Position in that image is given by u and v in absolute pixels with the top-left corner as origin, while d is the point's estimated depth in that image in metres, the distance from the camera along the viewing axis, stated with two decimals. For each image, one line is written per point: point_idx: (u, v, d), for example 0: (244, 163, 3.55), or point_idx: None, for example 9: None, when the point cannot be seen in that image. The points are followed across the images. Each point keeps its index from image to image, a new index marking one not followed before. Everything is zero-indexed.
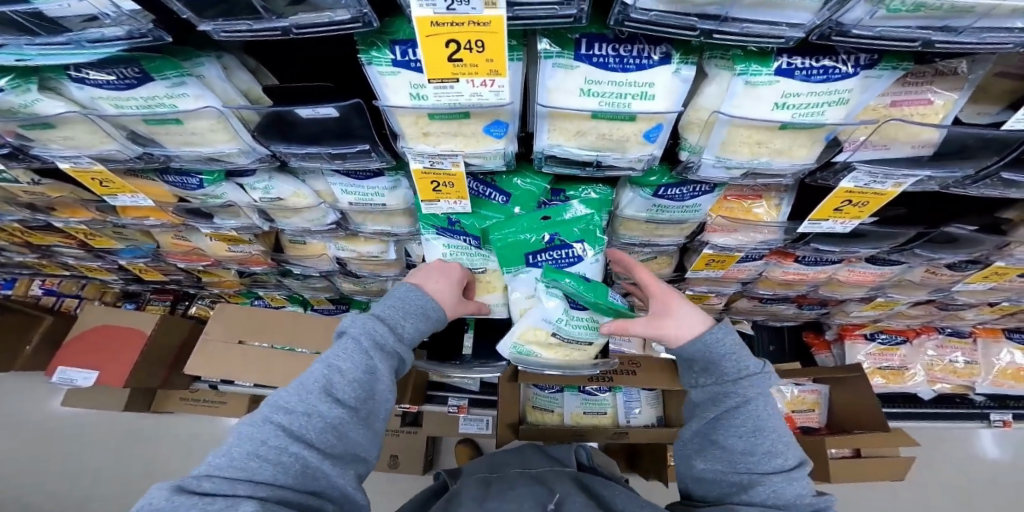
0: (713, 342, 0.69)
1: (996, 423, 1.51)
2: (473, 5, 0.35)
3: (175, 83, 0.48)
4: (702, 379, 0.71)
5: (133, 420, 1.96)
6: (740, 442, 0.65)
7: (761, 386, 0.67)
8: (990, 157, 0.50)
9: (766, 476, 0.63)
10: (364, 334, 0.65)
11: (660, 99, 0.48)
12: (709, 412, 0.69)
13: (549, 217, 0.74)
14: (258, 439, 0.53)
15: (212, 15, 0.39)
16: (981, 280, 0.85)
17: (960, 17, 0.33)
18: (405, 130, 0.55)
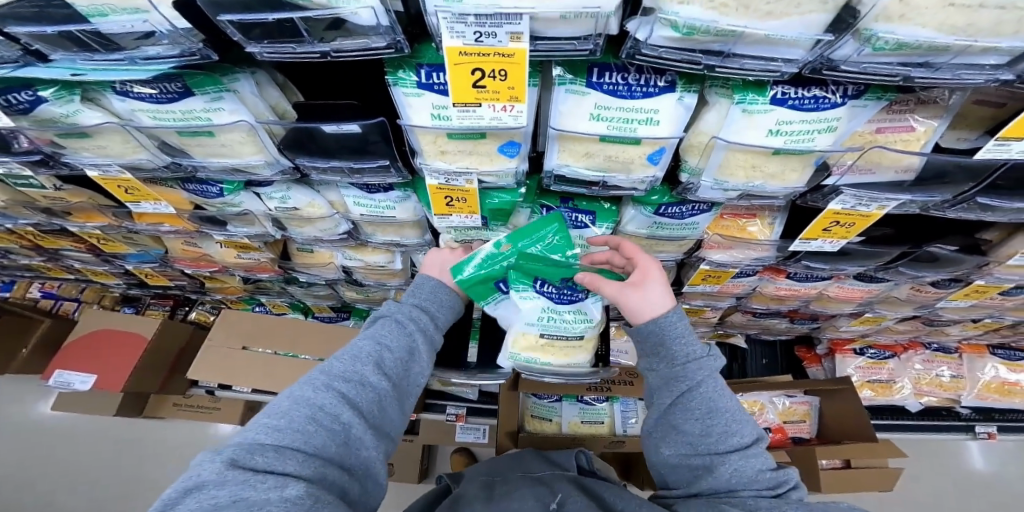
0: (669, 324, 0.70)
1: (981, 435, 1.57)
2: (500, 38, 0.39)
3: (213, 99, 0.51)
4: (656, 364, 0.71)
5: (120, 427, 1.92)
6: (697, 425, 0.67)
7: (709, 366, 0.69)
8: (968, 182, 0.54)
9: (725, 455, 0.65)
10: (407, 318, 0.72)
11: (664, 124, 0.52)
12: (665, 398, 0.70)
13: (507, 247, 0.76)
14: (317, 404, 0.56)
15: (258, 36, 0.42)
16: (963, 297, 0.89)
17: (937, 55, 0.37)
18: (424, 148, 0.58)
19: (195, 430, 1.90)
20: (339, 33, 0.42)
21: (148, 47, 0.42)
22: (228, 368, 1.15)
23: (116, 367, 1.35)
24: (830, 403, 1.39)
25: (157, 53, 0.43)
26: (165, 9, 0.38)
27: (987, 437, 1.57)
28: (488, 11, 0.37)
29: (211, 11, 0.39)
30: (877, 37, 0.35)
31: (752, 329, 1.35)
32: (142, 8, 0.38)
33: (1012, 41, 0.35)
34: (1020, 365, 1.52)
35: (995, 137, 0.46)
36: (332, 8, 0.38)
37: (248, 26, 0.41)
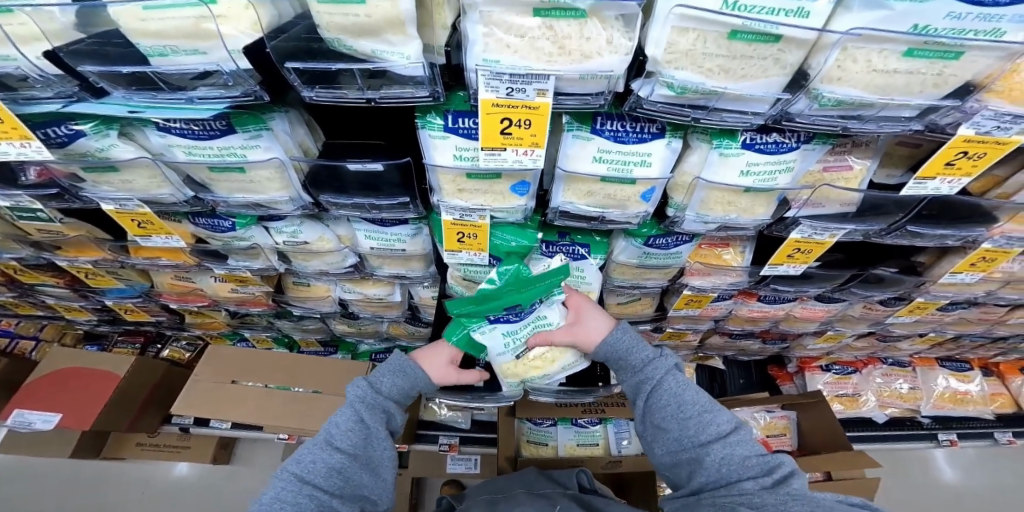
0: (615, 339, 0.83)
1: (945, 442, 1.68)
2: (529, 93, 0.47)
3: (252, 136, 0.54)
4: (624, 375, 0.83)
5: (57, 482, 1.71)
6: (673, 420, 0.74)
7: (665, 365, 0.80)
8: (898, 212, 0.65)
9: (708, 444, 0.70)
10: (352, 393, 0.78)
11: (655, 165, 0.61)
12: (641, 402, 0.80)
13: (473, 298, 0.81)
14: (279, 487, 0.66)
15: (309, 81, 0.46)
16: (908, 313, 1.01)
17: (866, 110, 0.47)
18: (443, 186, 0.64)
19: (151, 475, 1.73)
20: (383, 82, 0.46)
21: (197, 86, 0.45)
22: (215, 402, 1.14)
23: (87, 404, 1.31)
24: (806, 417, 1.47)
25: (211, 92, 0.46)
26: (230, 50, 0.41)
27: (950, 444, 1.67)
28: (520, 71, 0.45)
29: (265, 59, 0.44)
30: (823, 95, 0.45)
31: (729, 350, 1.44)
32: (202, 49, 0.42)
33: (921, 99, 0.44)
34: (966, 376, 1.70)
35: (914, 176, 0.57)
36: (377, 58, 0.43)
37: (303, 72, 0.45)
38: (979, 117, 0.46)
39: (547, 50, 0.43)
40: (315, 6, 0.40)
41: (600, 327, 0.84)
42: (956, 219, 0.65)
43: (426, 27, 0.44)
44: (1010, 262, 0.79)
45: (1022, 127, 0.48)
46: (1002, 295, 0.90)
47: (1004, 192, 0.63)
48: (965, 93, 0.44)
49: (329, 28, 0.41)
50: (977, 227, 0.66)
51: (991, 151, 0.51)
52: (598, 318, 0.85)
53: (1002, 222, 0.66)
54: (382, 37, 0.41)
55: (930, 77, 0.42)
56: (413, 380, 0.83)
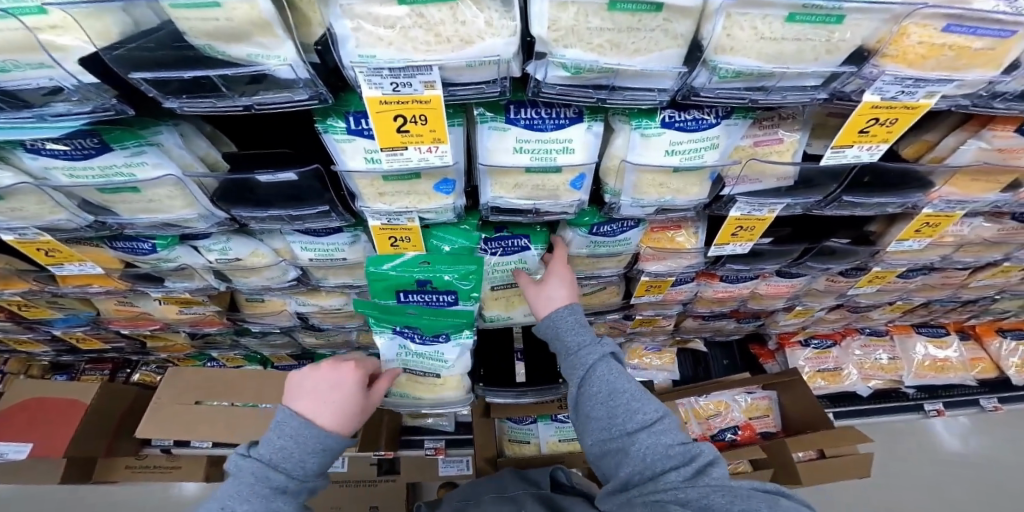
0: (558, 318, 0.78)
1: (931, 412, 1.72)
2: (415, 87, 0.43)
3: (133, 153, 0.51)
4: (559, 360, 0.78)
5: (46, 494, 1.72)
6: (603, 408, 0.70)
7: (599, 351, 0.74)
8: (831, 183, 0.63)
9: (634, 433, 0.67)
10: (252, 482, 0.61)
11: (579, 151, 0.58)
12: (573, 390, 0.74)
13: (427, 262, 0.76)
14: None
15: (176, 92, 0.42)
16: (869, 284, 0.99)
17: (768, 80, 0.44)
18: (362, 191, 0.61)
19: (134, 496, 1.71)
20: (262, 88, 0.43)
21: (57, 103, 0.42)
22: (181, 425, 1.12)
23: (59, 433, 1.30)
24: (786, 397, 1.46)
25: (65, 109, 0.43)
26: (71, 65, 0.39)
27: (936, 414, 1.71)
28: (400, 65, 0.41)
29: (115, 69, 0.40)
30: (720, 67, 0.42)
31: (705, 332, 1.41)
32: (47, 64, 0.39)
33: (817, 67, 0.41)
34: (944, 341, 1.69)
35: (832, 146, 0.54)
36: (253, 63, 0.40)
37: (163, 82, 0.41)
38: (879, 83, 0.43)
39: (423, 40, 0.40)
40: (170, 12, 0.36)
41: (557, 298, 0.79)
42: (892, 186, 0.63)
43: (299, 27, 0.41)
44: (957, 225, 0.77)
45: (927, 92, 0.44)
46: (957, 260, 0.88)
47: (936, 156, 0.59)
48: (860, 59, 0.41)
49: (194, 34, 0.37)
50: (914, 194, 0.63)
51: (903, 116, 0.48)
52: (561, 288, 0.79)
53: (938, 186, 0.64)
54: (251, 40, 0.38)
55: (819, 43, 0.39)
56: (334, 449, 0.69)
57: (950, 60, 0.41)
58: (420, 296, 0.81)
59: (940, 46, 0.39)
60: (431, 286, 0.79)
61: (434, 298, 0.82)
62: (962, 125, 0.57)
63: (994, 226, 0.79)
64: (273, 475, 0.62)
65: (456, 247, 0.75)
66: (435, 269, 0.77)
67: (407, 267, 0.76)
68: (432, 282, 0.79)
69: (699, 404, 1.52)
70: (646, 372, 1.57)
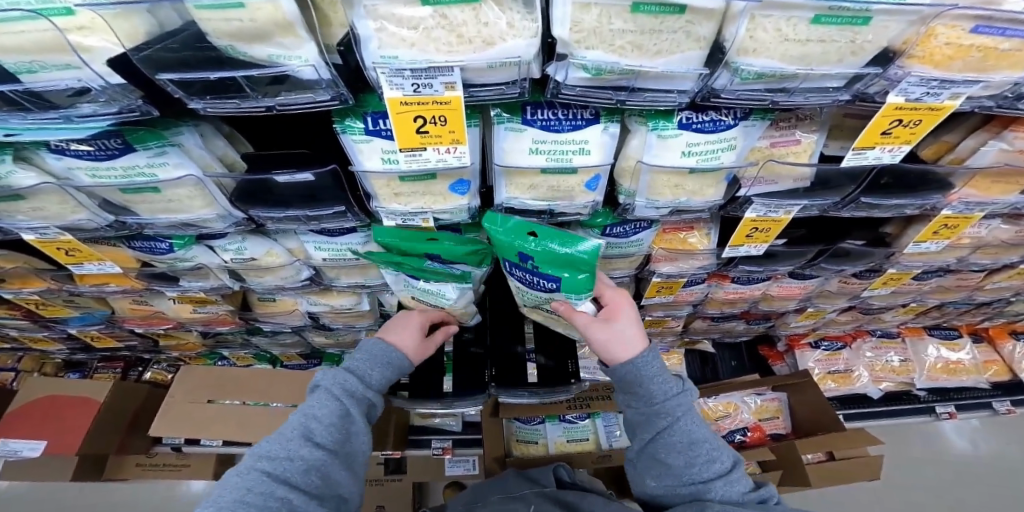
0: (643, 364, 0.74)
1: (943, 415, 1.68)
2: (436, 88, 0.43)
3: (155, 153, 0.51)
4: (635, 402, 0.76)
5: (60, 490, 1.74)
6: (681, 457, 0.72)
7: (684, 401, 0.74)
8: (849, 184, 0.62)
9: (711, 481, 0.71)
10: (337, 386, 0.72)
11: (595, 153, 0.58)
12: (648, 433, 0.76)
13: (434, 238, 0.73)
14: (245, 487, 0.60)
15: (199, 92, 0.43)
16: (882, 286, 0.99)
17: (791, 81, 0.44)
18: (379, 192, 0.61)
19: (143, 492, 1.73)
20: (284, 88, 0.43)
21: (83, 104, 0.43)
22: (193, 423, 1.13)
23: (71, 431, 1.32)
24: (797, 399, 1.45)
25: (92, 110, 0.43)
26: (97, 65, 0.39)
27: (947, 417, 1.68)
28: (422, 66, 0.41)
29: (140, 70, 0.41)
30: (741, 69, 0.42)
31: (715, 333, 1.41)
32: (72, 64, 0.39)
33: (840, 68, 0.41)
34: (956, 344, 1.67)
35: (852, 147, 0.53)
36: (275, 64, 0.40)
37: (188, 83, 0.41)
38: (904, 83, 0.42)
39: (445, 41, 0.40)
40: (195, 13, 0.36)
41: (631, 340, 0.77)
42: (911, 187, 0.62)
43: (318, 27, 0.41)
44: (974, 227, 0.76)
45: (953, 93, 0.44)
46: (974, 262, 0.88)
47: (955, 157, 0.59)
48: (884, 61, 0.41)
49: (217, 35, 0.38)
50: (933, 195, 0.63)
51: (927, 118, 0.48)
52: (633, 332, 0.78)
53: (958, 188, 0.63)
54: (274, 41, 0.38)
55: (843, 45, 0.39)
56: (400, 370, 0.82)
57: (977, 62, 0.40)
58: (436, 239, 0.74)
59: (968, 47, 0.39)
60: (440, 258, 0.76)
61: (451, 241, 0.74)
62: (983, 126, 0.56)
63: (1011, 228, 0.78)
64: (346, 375, 0.74)
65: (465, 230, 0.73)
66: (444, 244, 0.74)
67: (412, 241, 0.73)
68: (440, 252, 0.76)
69: (707, 406, 1.51)
70: None
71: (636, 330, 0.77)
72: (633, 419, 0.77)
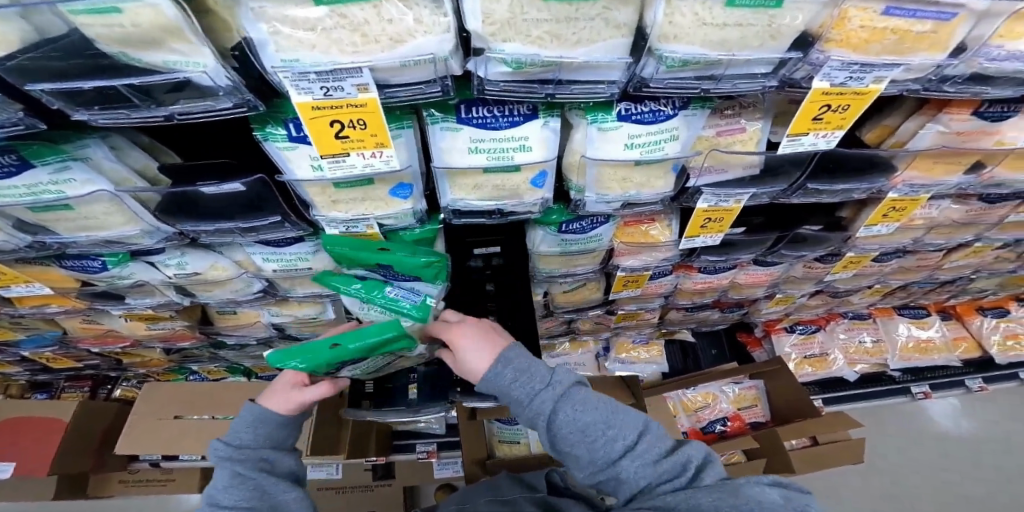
0: (498, 374, 0.67)
1: (918, 395, 1.70)
2: (348, 91, 0.41)
3: (57, 169, 0.50)
4: (514, 410, 0.70)
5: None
6: (580, 446, 0.67)
7: (552, 393, 0.68)
8: (795, 171, 0.61)
9: (619, 462, 0.67)
10: (217, 457, 0.69)
11: (536, 149, 0.56)
12: (541, 437, 0.70)
13: (385, 246, 0.71)
14: None
15: (87, 103, 0.40)
16: (844, 269, 0.99)
17: (717, 67, 0.43)
18: (315, 200, 0.59)
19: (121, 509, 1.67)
20: (184, 95, 0.41)
21: None
22: (160, 441, 1.10)
23: (37, 452, 1.26)
24: (773, 386, 1.46)
25: None
26: None
27: (923, 396, 1.69)
28: (326, 68, 0.39)
29: (17, 80, 0.38)
30: (665, 56, 0.41)
31: (690, 323, 1.41)
32: None
33: (762, 52, 0.41)
34: (925, 322, 1.70)
35: (787, 134, 0.53)
36: (172, 71, 0.37)
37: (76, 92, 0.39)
38: (827, 68, 0.43)
39: (348, 41, 0.38)
40: (72, 18, 0.33)
41: (482, 359, 0.69)
42: (858, 171, 0.62)
43: (219, 33, 0.38)
44: (923, 209, 0.77)
45: (875, 77, 0.44)
46: (929, 241, 0.89)
47: (897, 141, 0.59)
48: (804, 45, 0.41)
49: (102, 40, 0.35)
50: (878, 178, 0.63)
51: (854, 103, 0.48)
52: (484, 346, 0.70)
53: (901, 170, 0.63)
54: (167, 47, 0.35)
55: (762, 28, 0.38)
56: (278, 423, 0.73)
57: (894, 44, 0.40)
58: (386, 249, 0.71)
59: (882, 30, 0.39)
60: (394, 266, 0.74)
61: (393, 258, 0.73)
62: (919, 109, 0.57)
63: (961, 207, 0.79)
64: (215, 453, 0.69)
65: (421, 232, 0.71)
66: (395, 249, 0.71)
67: (357, 251, 0.70)
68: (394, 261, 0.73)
69: (686, 398, 1.51)
70: (637, 365, 1.52)
71: (487, 347, 0.70)
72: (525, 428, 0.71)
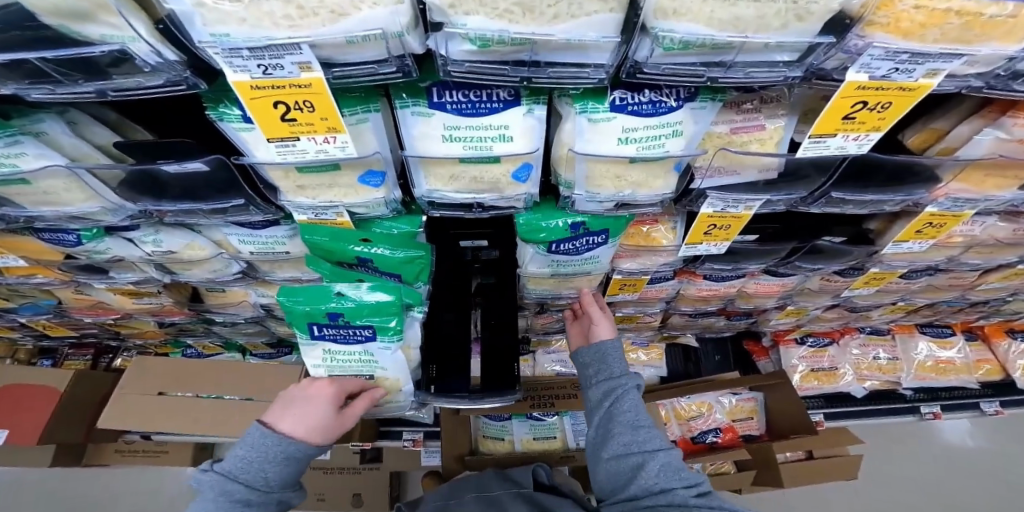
0: (610, 346, 0.81)
1: (927, 415, 1.61)
2: (288, 69, 0.36)
3: (9, 143, 0.48)
4: (594, 378, 0.80)
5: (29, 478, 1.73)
6: (630, 426, 0.73)
7: (636, 380, 0.78)
8: (819, 177, 0.54)
9: (653, 453, 0.70)
10: (212, 492, 0.62)
11: (519, 140, 0.49)
12: (601, 410, 0.76)
13: (367, 238, 0.67)
14: None
15: (17, 77, 0.36)
16: (865, 285, 0.92)
17: (727, 53, 0.35)
18: (280, 184, 0.54)
19: (109, 481, 1.72)
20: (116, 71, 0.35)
21: None
22: (146, 416, 1.11)
23: (28, 422, 1.31)
24: (772, 399, 1.40)
25: None
26: None
27: (932, 417, 1.60)
28: (259, 44, 0.33)
29: None
30: (662, 36, 0.33)
31: (694, 329, 1.34)
32: None
33: (784, 36, 0.33)
34: (948, 342, 1.60)
35: (809, 134, 0.45)
36: (105, 44, 0.32)
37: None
38: (866, 57, 0.35)
39: (283, 13, 0.32)
40: None
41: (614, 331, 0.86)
42: (893, 181, 0.54)
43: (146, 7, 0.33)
44: (965, 225, 0.68)
45: (929, 70, 0.36)
46: (966, 261, 0.80)
47: (946, 147, 0.51)
48: (839, 28, 0.33)
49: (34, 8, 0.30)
50: (917, 190, 0.55)
51: (898, 100, 0.40)
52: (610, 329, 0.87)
53: (944, 182, 0.55)
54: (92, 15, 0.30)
55: (785, 5, 0.31)
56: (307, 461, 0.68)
57: (957, 30, 0.32)
58: (366, 246, 0.68)
59: (944, 11, 0.31)
60: (372, 262, 0.69)
61: (372, 256, 0.69)
62: (979, 111, 0.48)
63: (1009, 226, 0.70)
64: (233, 489, 0.62)
65: (401, 231, 0.67)
66: (378, 242, 0.67)
67: (335, 239, 0.66)
68: (373, 258, 0.69)
69: (680, 406, 1.45)
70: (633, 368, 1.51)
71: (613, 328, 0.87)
72: (590, 399, 0.78)
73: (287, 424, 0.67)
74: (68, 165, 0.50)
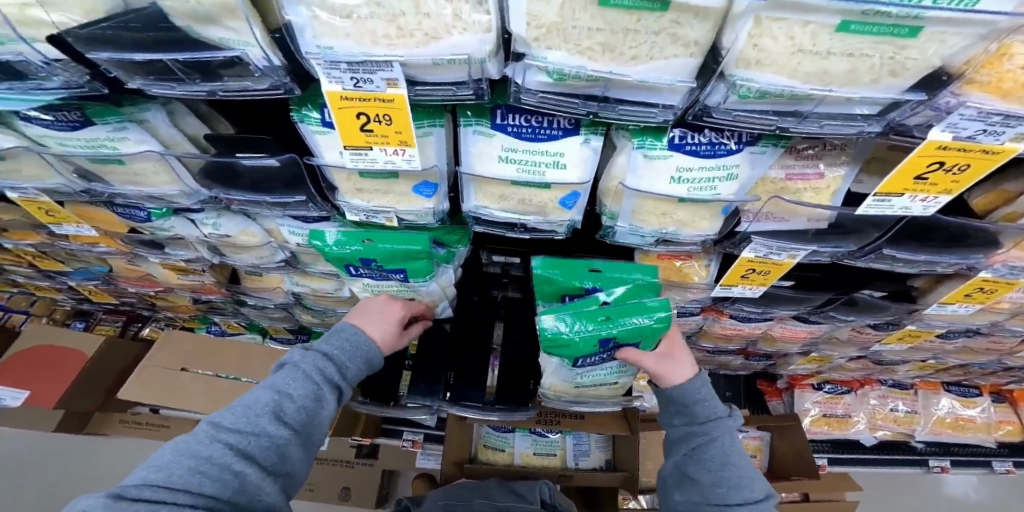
0: (694, 386, 0.75)
1: (935, 468, 1.53)
2: (377, 84, 0.39)
3: (116, 128, 0.52)
4: (676, 420, 0.77)
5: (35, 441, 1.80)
6: (709, 475, 0.71)
7: (727, 423, 0.75)
8: (873, 231, 0.53)
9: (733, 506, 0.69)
10: (310, 364, 0.63)
11: (572, 168, 0.51)
12: (680, 450, 0.76)
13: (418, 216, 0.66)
14: (202, 455, 0.53)
15: (143, 73, 0.40)
16: (897, 340, 0.90)
17: (804, 104, 0.36)
18: (340, 185, 0.57)
19: (109, 452, 1.78)
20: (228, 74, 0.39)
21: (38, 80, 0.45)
22: (169, 391, 1.15)
23: (54, 381, 1.39)
24: (778, 440, 1.37)
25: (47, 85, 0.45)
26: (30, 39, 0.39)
27: (940, 471, 1.53)
28: (358, 59, 0.36)
29: (81, 48, 0.38)
30: (740, 83, 0.35)
31: (708, 364, 1.32)
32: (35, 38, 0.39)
33: (872, 91, 0.34)
34: (972, 401, 1.54)
35: (874, 191, 0.46)
36: (228, 48, 0.35)
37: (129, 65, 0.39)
38: (955, 116, 0.35)
39: (383, 32, 0.34)
40: None
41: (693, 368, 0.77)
42: (951, 242, 0.53)
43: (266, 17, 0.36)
44: (1017, 293, 0.66)
45: (1016, 133, 0.36)
46: (1010, 326, 0.77)
47: (1012, 213, 0.51)
48: (934, 85, 0.33)
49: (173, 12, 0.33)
50: (975, 252, 0.54)
51: (977, 162, 0.40)
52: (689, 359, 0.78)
53: (1004, 248, 0.54)
54: (224, 24, 0.33)
55: (879, 61, 0.31)
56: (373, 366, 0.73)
57: None
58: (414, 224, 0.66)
59: None
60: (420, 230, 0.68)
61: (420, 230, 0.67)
62: None
63: None
64: (332, 365, 0.65)
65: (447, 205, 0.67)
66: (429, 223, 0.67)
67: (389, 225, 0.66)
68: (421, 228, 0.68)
69: None
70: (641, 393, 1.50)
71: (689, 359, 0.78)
72: (670, 436, 0.78)
73: (371, 325, 0.73)
74: (163, 152, 0.54)
